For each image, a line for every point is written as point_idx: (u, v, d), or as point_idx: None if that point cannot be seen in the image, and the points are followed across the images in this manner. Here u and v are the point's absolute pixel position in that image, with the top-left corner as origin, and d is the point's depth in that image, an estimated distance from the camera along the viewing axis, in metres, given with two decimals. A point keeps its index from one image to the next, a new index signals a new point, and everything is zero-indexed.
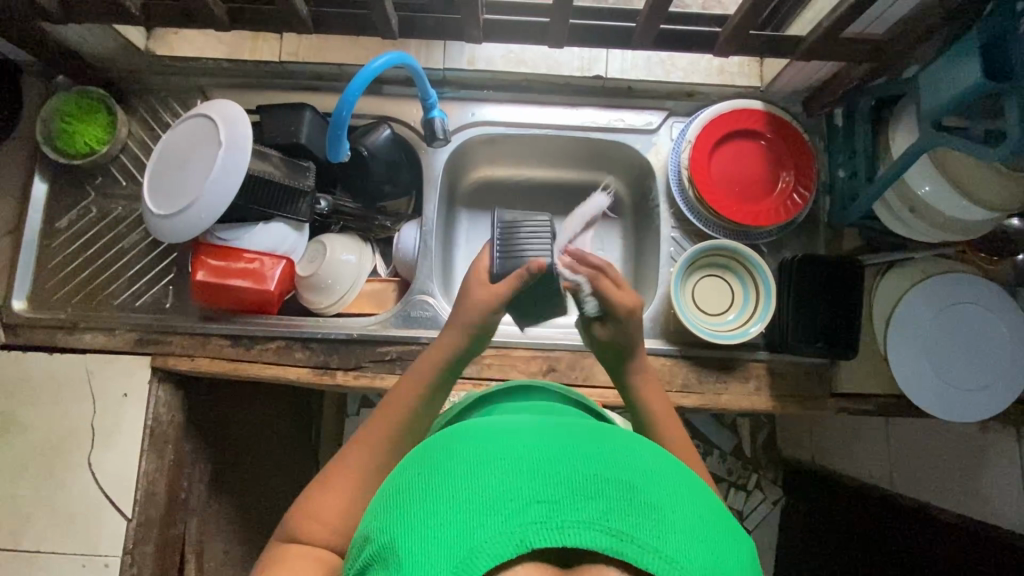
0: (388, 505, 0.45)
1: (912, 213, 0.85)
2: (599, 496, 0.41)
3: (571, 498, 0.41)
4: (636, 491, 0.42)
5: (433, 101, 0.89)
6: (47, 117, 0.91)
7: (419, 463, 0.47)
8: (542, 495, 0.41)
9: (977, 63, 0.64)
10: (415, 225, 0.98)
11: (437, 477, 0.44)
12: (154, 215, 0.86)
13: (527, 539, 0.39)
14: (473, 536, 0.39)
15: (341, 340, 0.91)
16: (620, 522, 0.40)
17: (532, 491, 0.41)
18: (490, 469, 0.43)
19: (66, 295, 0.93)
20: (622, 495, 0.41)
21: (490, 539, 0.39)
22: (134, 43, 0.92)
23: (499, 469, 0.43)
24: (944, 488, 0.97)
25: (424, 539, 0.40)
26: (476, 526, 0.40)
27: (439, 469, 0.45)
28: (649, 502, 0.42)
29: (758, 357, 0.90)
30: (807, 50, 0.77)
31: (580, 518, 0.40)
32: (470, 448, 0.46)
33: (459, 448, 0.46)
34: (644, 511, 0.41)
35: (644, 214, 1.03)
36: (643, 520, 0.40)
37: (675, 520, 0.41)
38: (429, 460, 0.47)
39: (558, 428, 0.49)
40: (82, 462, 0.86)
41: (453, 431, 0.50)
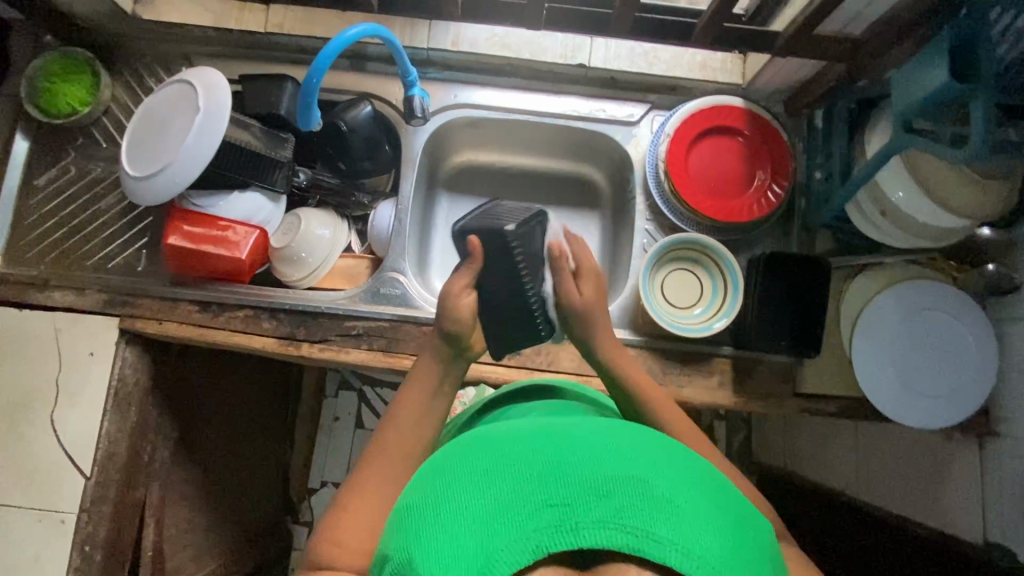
0: (408, 521, 0.48)
1: (883, 216, 0.85)
2: (612, 495, 0.43)
3: (584, 500, 0.43)
4: (646, 486, 0.44)
5: (413, 79, 0.89)
6: (30, 75, 0.92)
7: (435, 477, 0.50)
8: (554, 499, 0.43)
9: (944, 65, 0.64)
10: (392, 203, 0.98)
11: (453, 489, 0.47)
12: (129, 177, 0.86)
13: (543, 542, 0.41)
14: (491, 544, 0.42)
15: (309, 311, 0.91)
16: (632, 518, 0.42)
17: (545, 497, 0.44)
18: (503, 481, 0.46)
19: (40, 253, 0.94)
20: (633, 492, 0.44)
21: (507, 545, 0.41)
22: (121, 4, 0.92)
23: (512, 480, 0.46)
24: (905, 495, 0.97)
25: (444, 550, 0.43)
26: (495, 535, 0.42)
27: (455, 482, 0.48)
28: (661, 496, 0.44)
29: (723, 353, 0.91)
30: (783, 47, 0.77)
31: (593, 517, 0.42)
32: (482, 462, 0.49)
33: (472, 462, 0.50)
34: (658, 506, 0.43)
35: (621, 206, 1.03)
36: (655, 514, 0.42)
37: (689, 512, 0.43)
38: (445, 472, 0.50)
39: (563, 431, 0.52)
40: (45, 418, 0.87)
41: (466, 444, 0.54)
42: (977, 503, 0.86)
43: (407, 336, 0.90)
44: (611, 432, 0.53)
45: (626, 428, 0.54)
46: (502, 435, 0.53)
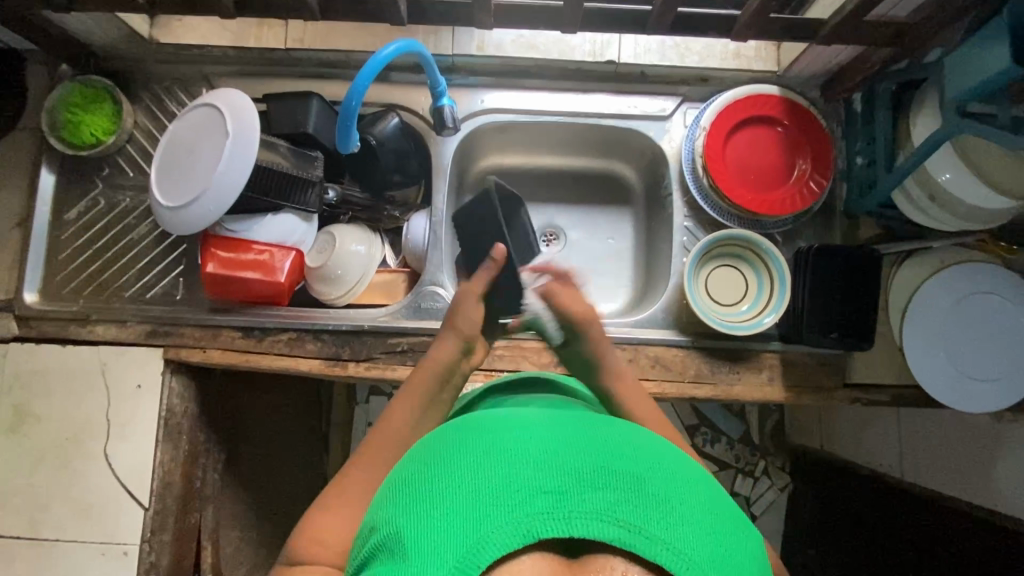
0: (394, 501, 0.46)
1: (931, 202, 0.83)
2: (606, 488, 0.42)
3: (580, 490, 0.41)
4: (643, 483, 0.43)
5: (442, 89, 0.87)
6: (52, 107, 0.90)
7: (424, 458, 0.48)
8: (549, 487, 0.41)
9: (1006, 48, 0.62)
10: (425, 214, 0.97)
11: (444, 469, 0.45)
12: (162, 207, 0.85)
13: (536, 528, 0.39)
14: (480, 526, 0.40)
15: (352, 331, 0.90)
16: (626, 513, 0.40)
17: (538, 482, 0.42)
18: (496, 462, 0.44)
19: (77, 287, 0.93)
20: (630, 487, 0.42)
21: (498, 528, 0.39)
22: (139, 30, 0.90)
23: (503, 461, 0.44)
24: (956, 477, 0.97)
25: (429, 531, 0.41)
26: (483, 517, 0.40)
27: (446, 461, 0.46)
28: (658, 495, 0.42)
29: (771, 349, 0.90)
30: (826, 35, 0.75)
31: (587, 508, 0.40)
32: (474, 443, 0.47)
33: (464, 443, 0.47)
34: (652, 504, 0.41)
35: (656, 203, 1.02)
36: (650, 512, 0.41)
37: (683, 512, 0.42)
38: (436, 453, 0.48)
39: (556, 422, 0.50)
40: (98, 452, 0.87)
41: (457, 426, 0.52)
42: None
43: None
44: (610, 425, 0.51)
45: (620, 420, 0.53)
46: (494, 420, 0.51)
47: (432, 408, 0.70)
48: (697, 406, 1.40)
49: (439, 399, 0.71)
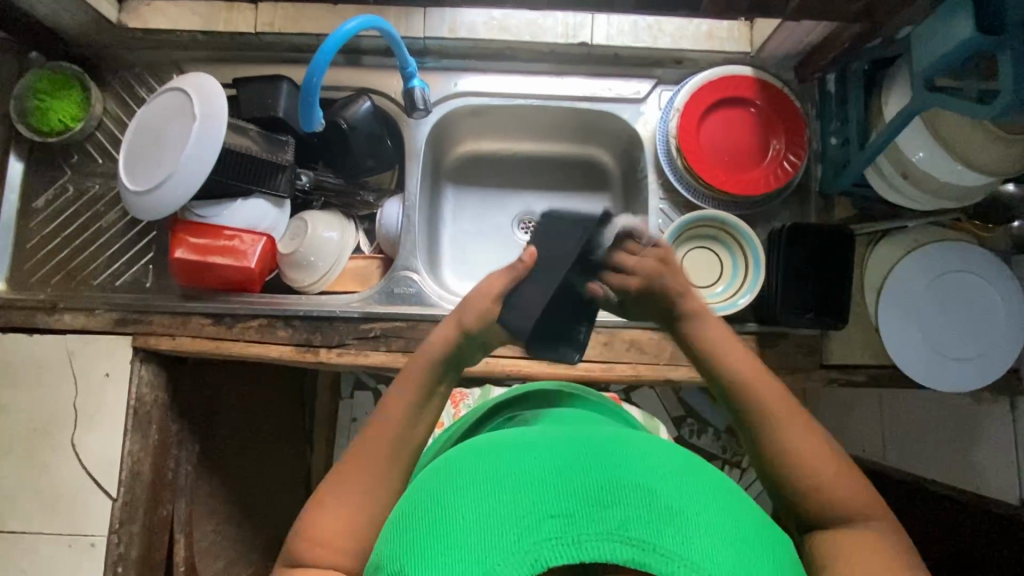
0: (400, 534, 0.45)
1: (905, 180, 0.82)
2: (616, 504, 0.41)
3: (586, 509, 0.41)
4: (652, 494, 0.42)
5: (412, 70, 0.87)
6: (19, 94, 0.89)
7: (430, 487, 0.47)
8: (556, 510, 0.41)
9: (970, 17, 0.61)
10: (399, 200, 0.96)
11: (450, 496, 0.44)
12: (129, 192, 0.84)
13: (544, 557, 0.38)
14: (488, 558, 0.39)
15: (325, 317, 0.89)
16: (637, 529, 0.40)
17: (545, 507, 0.41)
18: (501, 488, 0.43)
19: (45, 276, 0.92)
20: (640, 502, 0.41)
21: (506, 559, 0.39)
22: (106, 15, 0.89)
23: (508, 488, 0.43)
24: (935, 459, 0.96)
25: (437, 566, 0.40)
26: (491, 548, 0.40)
27: (451, 488, 0.45)
28: (669, 506, 0.42)
29: (748, 330, 0.89)
30: (795, 10, 0.75)
31: (596, 529, 0.39)
32: (478, 469, 0.46)
33: (469, 469, 0.46)
34: (665, 518, 0.41)
35: (633, 187, 1.01)
36: (663, 526, 0.40)
37: (696, 522, 0.41)
38: (440, 481, 0.47)
39: (561, 435, 0.50)
40: (65, 443, 0.86)
41: (463, 451, 0.51)
42: (1012, 461, 0.85)
43: (426, 334, 0.89)
44: (621, 436, 0.51)
45: (628, 432, 0.52)
46: (499, 441, 0.50)
47: (429, 406, 0.64)
48: None
49: (433, 399, 0.65)
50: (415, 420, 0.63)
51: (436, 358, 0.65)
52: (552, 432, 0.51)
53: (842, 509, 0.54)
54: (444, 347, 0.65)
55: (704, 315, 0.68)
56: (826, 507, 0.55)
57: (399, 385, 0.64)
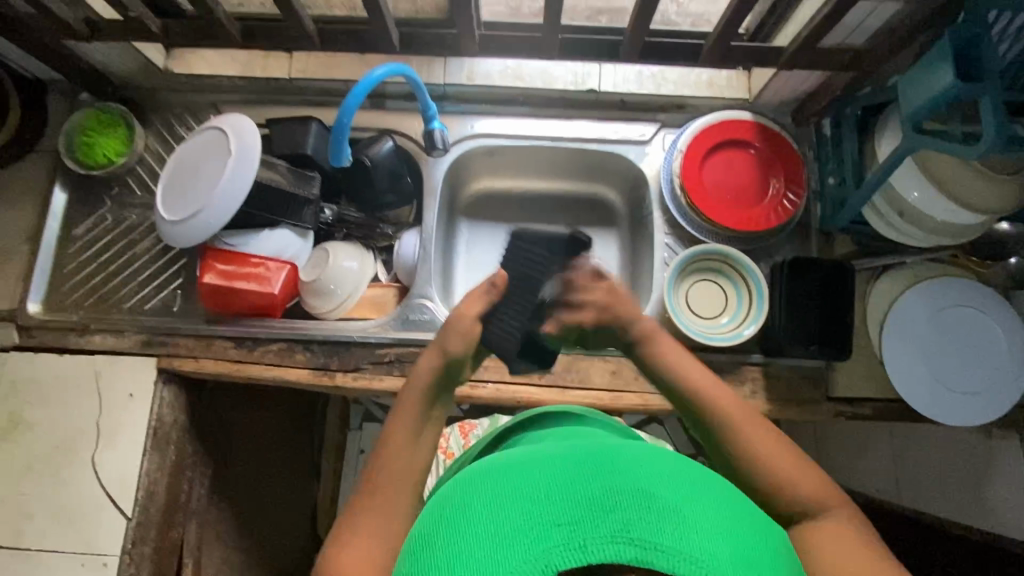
0: (417, 555, 0.46)
1: (900, 217, 0.86)
2: (618, 508, 0.43)
3: (590, 515, 0.42)
4: (651, 498, 0.44)
5: (432, 113, 0.94)
6: (69, 131, 0.97)
7: (443, 508, 0.49)
8: (562, 518, 0.42)
9: (950, 66, 0.66)
10: (416, 232, 1.01)
11: (463, 516, 0.46)
12: (165, 221, 0.89)
13: (552, 562, 0.40)
14: (500, 566, 0.41)
15: (342, 341, 0.93)
16: (639, 530, 0.41)
17: (551, 516, 0.43)
18: (509, 505, 0.45)
19: (78, 299, 0.97)
20: (640, 504, 0.43)
21: (517, 565, 0.40)
22: (154, 60, 0.98)
23: (516, 504, 0.45)
24: (948, 498, 0.95)
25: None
26: (503, 557, 0.41)
27: (461, 508, 0.47)
28: (668, 508, 0.43)
29: (754, 361, 0.91)
30: (789, 60, 0.81)
31: (600, 532, 0.41)
32: (487, 489, 0.48)
33: (479, 490, 0.48)
34: (664, 517, 0.42)
35: (639, 223, 1.06)
36: (663, 526, 0.42)
37: (694, 521, 0.43)
38: (452, 503, 0.49)
39: (565, 451, 0.52)
40: (85, 460, 0.88)
41: (472, 473, 0.53)
42: None
43: None
44: (621, 448, 0.52)
45: (629, 445, 0.54)
46: (506, 461, 0.52)
47: (427, 432, 0.68)
48: None
49: (430, 425, 0.68)
50: (416, 446, 0.66)
51: (430, 381, 0.69)
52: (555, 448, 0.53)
53: (809, 502, 0.60)
54: (434, 370, 0.69)
55: (656, 338, 0.71)
56: (789, 505, 0.60)
57: (397, 416, 0.67)
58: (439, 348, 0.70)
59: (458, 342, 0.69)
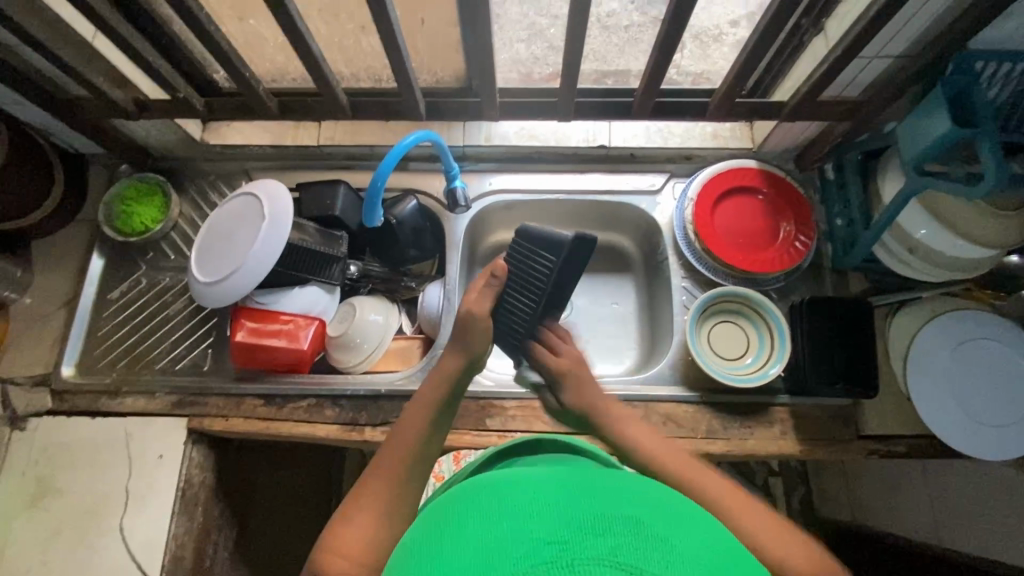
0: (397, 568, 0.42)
1: (911, 254, 0.88)
2: (607, 532, 0.39)
3: (579, 536, 0.39)
4: (641, 525, 0.41)
5: (455, 173, 0.98)
6: (109, 201, 1.02)
7: (430, 525, 0.45)
8: (551, 535, 0.39)
9: (945, 113, 0.71)
10: (439, 284, 1.04)
11: (448, 532, 0.42)
12: (199, 282, 0.93)
13: None
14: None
15: (368, 396, 0.94)
16: (629, 554, 0.38)
17: (541, 533, 0.39)
18: (497, 522, 0.41)
19: (111, 362, 0.99)
20: (631, 530, 0.40)
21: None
22: (192, 134, 1.06)
23: (504, 519, 0.41)
24: (992, 536, 0.93)
25: None
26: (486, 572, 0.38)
27: (451, 524, 0.43)
28: (657, 535, 0.40)
29: (781, 402, 0.91)
30: (790, 112, 0.87)
31: (588, 554, 0.38)
32: (475, 504, 0.44)
33: (466, 505, 0.45)
34: (656, 545, 0.39)
35: (655, 268, 1.09)
36: (651, 553, 0.38)
37: (685, 551, 0.40)
38: (439, 519, 0.45)
39: (558, 475, 0.48)
40: (113, 525, 0.87)
41: (463, 491, 0.49)
42: None
43: (465, 411, 0.93)
44: (615, 475, 0.49)
45: (622, 471, 0.50)
46: (498, 481, 0.48)
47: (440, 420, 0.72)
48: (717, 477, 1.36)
49: (442, 417, 0.72)
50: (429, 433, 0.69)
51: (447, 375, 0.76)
52: (546, 472, 0.49)
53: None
54: (452, 366, 0.76)
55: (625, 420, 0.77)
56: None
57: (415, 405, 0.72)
58: (457, 344, 0.78)
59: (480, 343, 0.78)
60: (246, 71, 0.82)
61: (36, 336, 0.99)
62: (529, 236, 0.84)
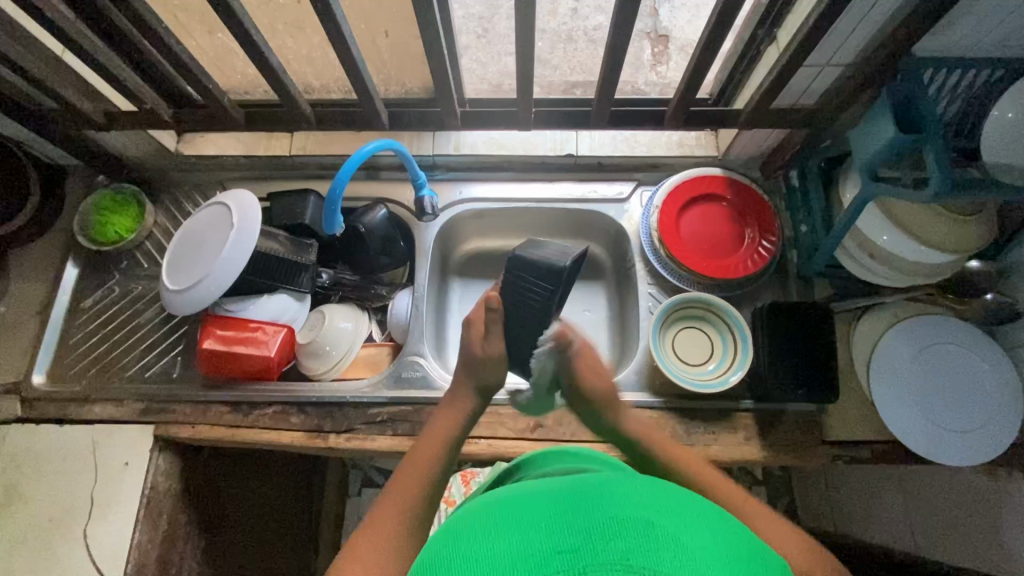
0: None
1: (871, 258, 0.89)
2: (618, 536, 0.39)
3: (589, 542, 0.39)
4: (652, 524, 0.40)
5: (422, 181, 1.01)
6: (84, 211, 1.03)
7: (445, 543, 0.45)
8: (562, 545, 0.39)
9: (892, 121, 0.72)
10: (408, 293, 1.05)
11: (460, 549, 0.42)
12: (168, 290, 0.94)
13: None
14: None
15: (334, 403, 0.94)
16: (641, 558, 0.38)
17: (552, 545, 0.40)
18: (508, 539, 0.41)
19: (81, 369, 0.99)
20: (637, 530, 0.40)
21: None
22: (166, 144, 1.08)
23: (518, 532, 0.42)
24: (962, 544, 0.92)
25: None
26: None
27: (463, 542, 0.43)
28: (668, 535, 0.40)
29: (745, 408, 0.91)
30: (748, 120, 0.88)
31: (600, 560, 0.38)
32: (492, 521, 0.45)
33: (481, 522, 0.45)
34: (668, 545, 0.39)
35: (624, 275, 1.09)
36: (663, 552, 0.38)
37: (697, 549, 0.39)
38: (451, 538, 0.45)
39: (566, 487, 0.48)
40: (77, 533, 0.87)
41: (475, 512, 0.49)
42: None
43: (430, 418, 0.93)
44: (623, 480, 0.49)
45: (630, 475, 0.50)
46: (511, 501, 0.48)
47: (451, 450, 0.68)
48: None
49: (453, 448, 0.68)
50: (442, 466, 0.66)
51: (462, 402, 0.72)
52: (554, 486, 0.49)
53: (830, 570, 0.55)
54: (464, 405, 0.72)
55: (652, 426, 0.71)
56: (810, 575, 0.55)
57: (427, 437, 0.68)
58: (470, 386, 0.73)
59: (493, 374, 0.73)
60: (211, 84, 0.84)
61: (9, 344, 1.00)
62: (515, 262, 0.71)
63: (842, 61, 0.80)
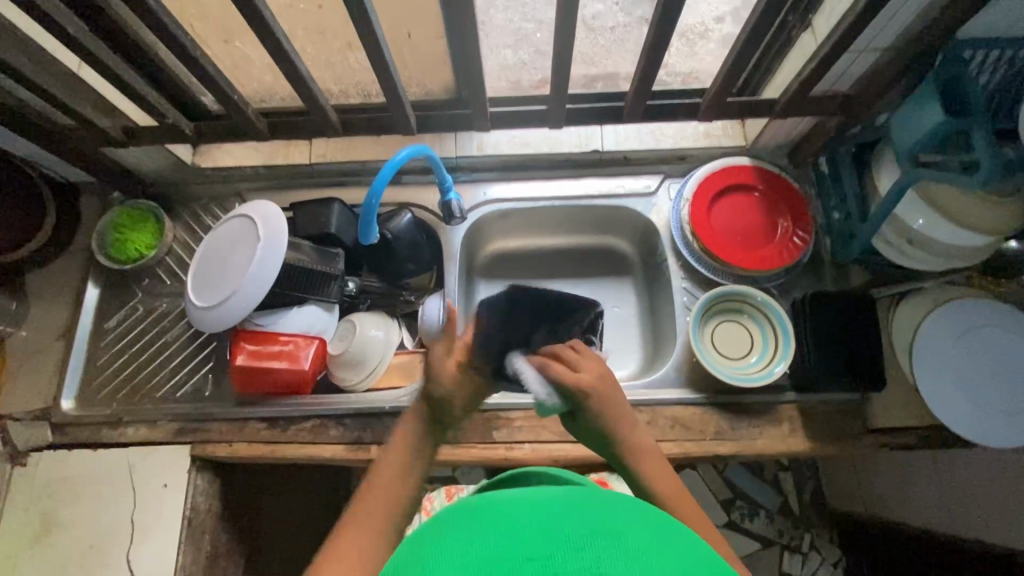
0: None
1: (910, 244, 0.87)
2: (590, 545, 0.37)
3: (562, 551, 0.37)
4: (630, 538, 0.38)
5: (449, 185, 0.98)
6: (102, 229, 1.01)
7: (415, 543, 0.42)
8: (533, 552, 0.37)
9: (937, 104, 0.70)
10: (439, 296, 1.03)
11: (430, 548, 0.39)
12: (196, 307, 0.92)
13: None
14: None
15: (373, 414, 0.94)
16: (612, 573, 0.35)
17: (524, 547, 0.37)
18: (481, 537, 0.39)
19: (110, 392, 0.97)
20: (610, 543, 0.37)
21: None
22: (182, 157, 1.05)
23: (493, 530, 0.39)
24: (1005, 525, 0.92)
25: None
26: None
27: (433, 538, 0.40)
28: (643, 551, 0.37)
29: (788, 399, 0.91)
30: (783, 108, 0.87)
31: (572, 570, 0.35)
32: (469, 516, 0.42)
33: (456, 518, 0.42)
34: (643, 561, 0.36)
35: (654, 269, 1.08)
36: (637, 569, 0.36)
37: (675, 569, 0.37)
38: (422, 537, 0.42)
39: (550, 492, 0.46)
40: (120, 559, 0.85)
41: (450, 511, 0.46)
42: None
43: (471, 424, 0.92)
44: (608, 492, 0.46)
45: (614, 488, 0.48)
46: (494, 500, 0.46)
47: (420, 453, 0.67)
48: (728, 476, 1.34)
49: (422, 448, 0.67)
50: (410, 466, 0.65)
51: (421, 411, 0.70)
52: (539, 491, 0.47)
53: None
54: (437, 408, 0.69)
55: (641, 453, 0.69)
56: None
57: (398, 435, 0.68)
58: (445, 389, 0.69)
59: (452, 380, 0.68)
60: (235, 95, 0.82)
61: (34, 369, 0.98)
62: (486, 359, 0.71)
63: (881, 46, 0.79)
